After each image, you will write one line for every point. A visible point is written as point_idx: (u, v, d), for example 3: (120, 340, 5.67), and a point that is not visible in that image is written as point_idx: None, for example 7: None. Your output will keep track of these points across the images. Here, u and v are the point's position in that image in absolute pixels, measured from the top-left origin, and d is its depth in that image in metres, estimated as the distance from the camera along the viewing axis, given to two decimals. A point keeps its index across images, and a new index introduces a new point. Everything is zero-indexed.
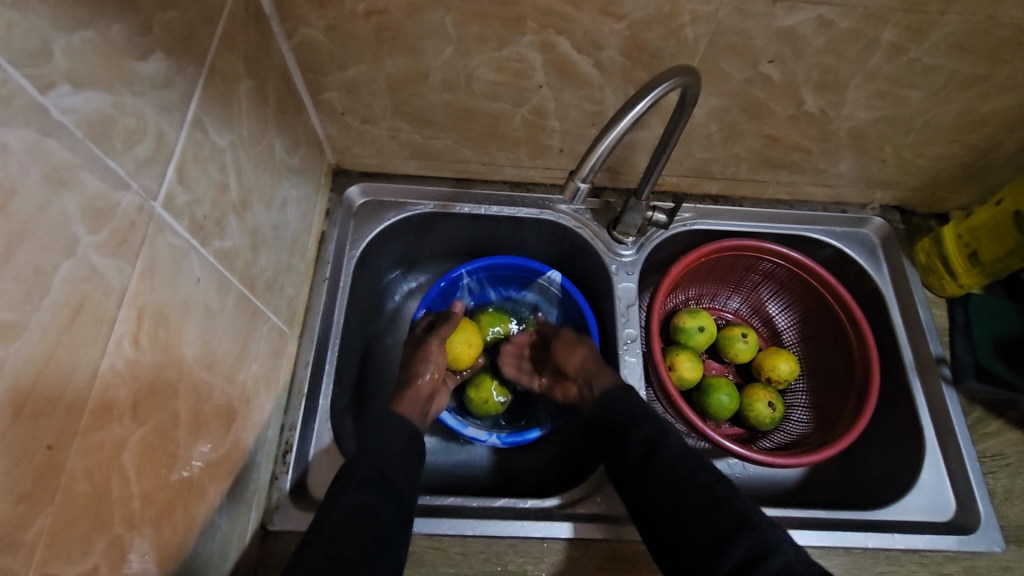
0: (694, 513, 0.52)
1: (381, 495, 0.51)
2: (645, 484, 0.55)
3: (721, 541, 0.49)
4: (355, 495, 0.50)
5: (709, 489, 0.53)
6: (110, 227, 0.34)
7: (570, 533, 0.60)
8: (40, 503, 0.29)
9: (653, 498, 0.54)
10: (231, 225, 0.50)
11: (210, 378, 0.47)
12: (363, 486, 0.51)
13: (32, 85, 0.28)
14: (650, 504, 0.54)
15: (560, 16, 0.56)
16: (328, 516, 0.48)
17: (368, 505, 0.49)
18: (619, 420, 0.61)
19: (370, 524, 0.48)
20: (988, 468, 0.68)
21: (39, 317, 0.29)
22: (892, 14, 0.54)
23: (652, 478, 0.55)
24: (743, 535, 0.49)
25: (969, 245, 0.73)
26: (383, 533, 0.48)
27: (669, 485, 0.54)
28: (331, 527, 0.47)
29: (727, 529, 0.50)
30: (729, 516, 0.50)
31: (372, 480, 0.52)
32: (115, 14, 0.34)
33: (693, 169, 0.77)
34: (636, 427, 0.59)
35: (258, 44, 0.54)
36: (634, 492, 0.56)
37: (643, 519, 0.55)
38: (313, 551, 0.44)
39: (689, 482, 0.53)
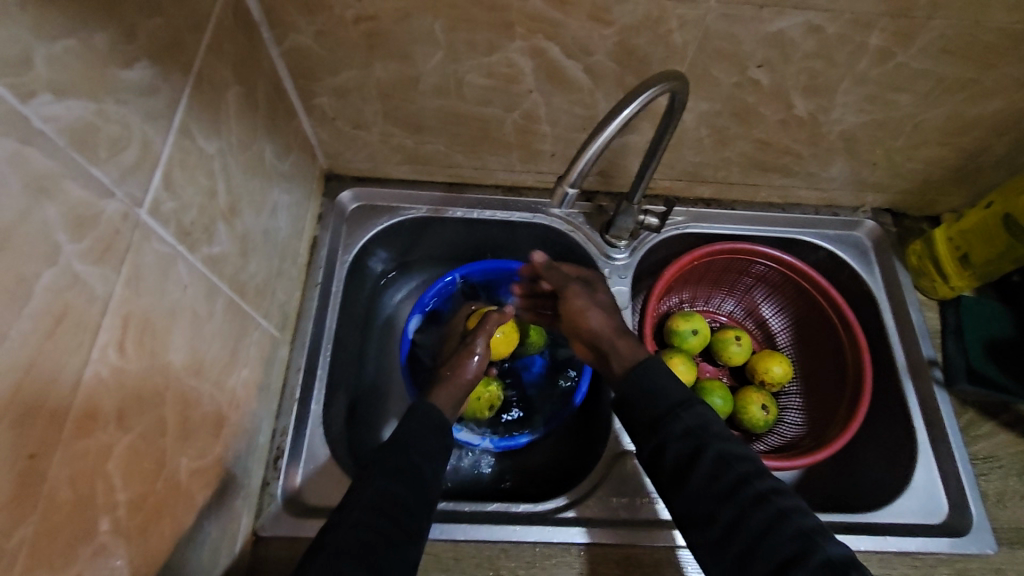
0: (752, 528, 0.48)
1: (407, 483, 0.51)
2: (692, 495, 0.52)
3: (780, 559, 0.46)
4: (384, 481, 0.50)
5: (766, 503, 0.49)
6: (94, 235, 0.34)
7: (586, 538, 0.60)
8: (22, 512, 0.29)
9: (705, 510, 0.51)
10: (220, 231, 0.50)
11: (199, 384, 0.47)
12: (392, 474, 0.51)
13: (13, 94, 0.28)
14: (701, 516, 0.51)
15: (549, 22, 0.56)
16: (356, 501, 0.48)
17: (395, 495, 0.50)
18: (656, 412, 0.56)
19: (394, 513, 0.49)
20: (980, 470, 0.68)
21: (21, 325, 0.29)
22: (878, 19, 0.54)
23: (701, 488, 0.51)
24: (809, 552, 0.46)
25: (959, 248, 0.73)
26: (407, 523, 0.49)
27: (721, 496, 0.50)
28: (357, 514, 0.47)
29: (789, 546, 0.47)
30: (789, 535, 0.47)
31: (402, 469, 0.52)
32: (98, 23, 0.34)
33: (685, 173, 0.77)
34: (676, 421, 0.54)
35: (248, 51, 0.54)
36: (681, 502, 0.52)
37: (693, 530, 0.52)
38: (336, 533, 0.46)
39: (741, 495, 0.50)
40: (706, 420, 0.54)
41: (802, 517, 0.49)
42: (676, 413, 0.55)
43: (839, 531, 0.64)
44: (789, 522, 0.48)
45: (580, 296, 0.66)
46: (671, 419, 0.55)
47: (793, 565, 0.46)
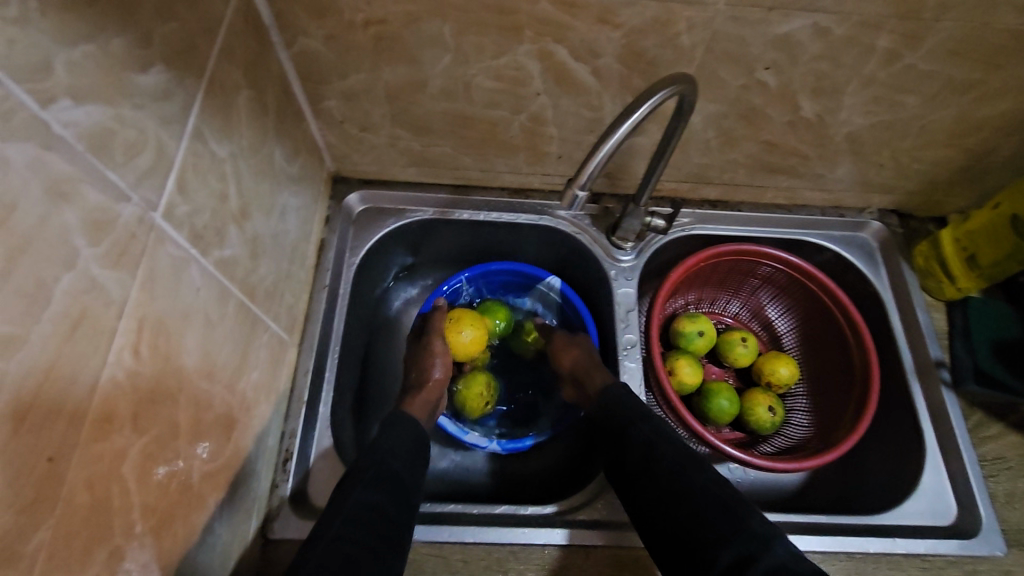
0: (687, 516, 0.51)
1: (387, 495, 0.51)
2: (641, 490, 0.55)
3: (711, 545, 0.49)
4: (365, 493, 0.50)
5: (703, 494, 0.52)
6: (111, 239, 0.34)
7: (564, 540, 0.60)
8: (40, 516, 0.30)
9: (649, 504, 0.54)
10: (231, 235, 0.50)
11: (210, 387, 0.47)
12: (372, 484, 0.51)
13: (33, 99, 0.29)
14: (647, 510, 0.54)
15: (558, 25, 0.56)
16: (334, 516, 0.48)
17: (375, 506, 0.49)
18: (619, 420, 0.60)
19: (377, 524, 0.48)
20: (989, 471, 0.68)
21: (40, 329, 0.29)
22: (887, 21, 0.54)
23: (648, 483, 0.55)
24: (734, 539, 0.48)
25: (966, 248, 0.73)
26: (390, 534, 0.49)
27: (664, 490, 0.54)
28: (338, 528, 0.46)
29: (719, 533, 0.49)
30: (719, 521, 0.50)
31: (382, 479, 0.52)
32: (115, 28, 0.34)
33: (691, 175, 0.77)
34: (636, 426, 0.59)
35: (258, 55, 0.54)
36: (633, 499, 0.56)
37: (642, 526, 0.55)
38: (321, 548, 0.45)
39: (681, 487, 0.53)
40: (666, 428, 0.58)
41: (737, 506, 0.51)
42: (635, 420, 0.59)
43: (794, 532, 0.63)
44: (721, 510, 0.50)
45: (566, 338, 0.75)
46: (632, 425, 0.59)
47: (720, 551, 0.48)
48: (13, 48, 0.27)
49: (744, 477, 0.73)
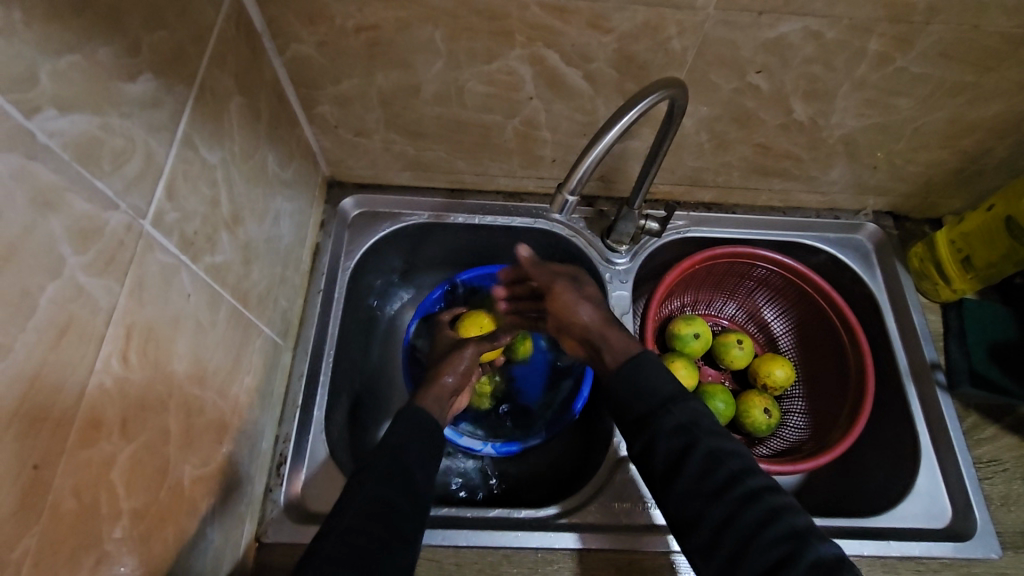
0: (740, 527, 0.48)
1: (399, 488, 0.51)
2: (682, 493, 0.52)
3: (771, 559, 0.47)
4: (375, 488, 0.50)
5: (755, 502, 0.49)
6: (98, 247, 0.34)
7: (577, 543, 0.60)
8: (27, 522, 0.30)
9: (694, 509, 0.51)
10: (222, 241, 0.50)
11: (202, 393, 0.47)
12: (383, 478, 0.51)
13: (18, 110, 0.29)
14: (691, 516, 0.51)
15: (549, 31, 0.56)
16: (347, 506, 0.49)
17: (385, 499, 0.50)
18: (651, 409, 0.56)
19: (387, 517, 0.49)
20: (984, 473, 0.68)
21: (26, 338, 0.29)
22: (877, 24, 0.54)
23: (692, 487, 0.51)
24: (802, 553, 0.46)
25: (961, 250, 0.73)
26: (400, 527, 0.49)
27: (711, 495, 0.50)
28: (349, 520, 0.48)
29: (781, 548, 0.47)
30: (780, 534, 0.48)
31: (393, 474, 0.52)
32: (103, 38, 0.34)
33: (685, 177, 0.77)
34: (671, 416, 0.54)
35: (251, 62, 0.55)
36: (671, 501, 0.53)
37: (682, 528, 0.52)
38: (331, 540, 0.46)
39: (731, 493, 0.50)
40: (698, 417, 0.54)
41: (792, 516, 0.49)
42: (668, 412, 0.55)
43: (836, 535, 0.63)
44: (779, 521, 0.48)
45: (568, 292, 0.68)
46: (663, 415, 0.55)
47: (785, 568, 0.46)
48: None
49: None
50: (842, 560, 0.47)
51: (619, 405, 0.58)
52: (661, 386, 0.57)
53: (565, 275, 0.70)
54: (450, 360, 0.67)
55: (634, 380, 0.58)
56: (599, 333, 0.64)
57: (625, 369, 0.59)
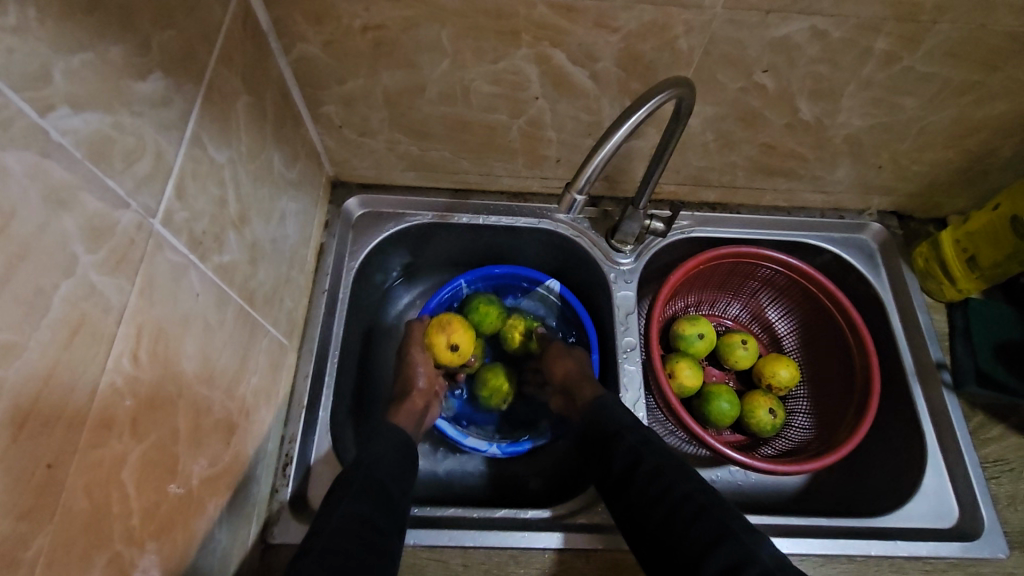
0: (673, 525, 0.51)
1: (375, 504, 0.51)
2: (631, 501, 0.55)
3: (701, 551, 0.48)
4: (351, 503, 0.50)
5: (689, 502, 0.51)
6: (110, 245, 0.34)
7: (560, 543, 0.60)
8: (40, 522, 0.30)
9: (640, 513, 0.54)
10: (230, 240, 0.50)
11: (210, 393, 0.47)
12: (360, 495, 0.51)
13: (32, 107, 0.29)
14: (637, 521, 0.54)
15: (556, 30, 0.56)
16: (325, 525, 0.48)
17: (364, 516, 0.49)
18: (610, 429, 0.60)
19: (365, 533, 0.48)
20: (991, 473, 0.68)
21: (39, 336, 0.29)
22: (884, 24, 0.55)
23: (637, 494, 0.54)
24: (726, 546, 0.47)
25: (966, 249, 0.73)
26: (378, 543, 0.48)
27: (652, 500, 0.53)
28: (327, 537, 0.46)
29: (708, 542, 0.48)
30: (709, 530, 0.49)
31: (368, 491, 0.52)
32: (114, 36, 0.34)
33: (690, 177, 0.77)
34: (622, 437, 0.59)
35: (257, 61, 0.54)
36: (622, 508, 0.56)
37: (633, 535, 0.54)
38: (309, 559, 0.44)
39: (668, 497, 0.52)
40: (650, 437, 0.58)
41: (725, 515, 0.50)
42: (623, 433, 0.59)
43: (779, 535, 0.63)
44: (711, 519, 0.50)
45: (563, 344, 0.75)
46: (621, 434, 0.59)
47: (710, 560, 0.47)
48: (11, 56, 0.28)
49: (744, 480, 0.73)
50: (776, 557, 0.47)
51: (586, 431, 0.63)
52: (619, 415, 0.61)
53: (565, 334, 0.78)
54: (410, 367, 0.72)
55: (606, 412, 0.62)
56: (574, 381, 0.69)
57: (589, 413, 0.64)
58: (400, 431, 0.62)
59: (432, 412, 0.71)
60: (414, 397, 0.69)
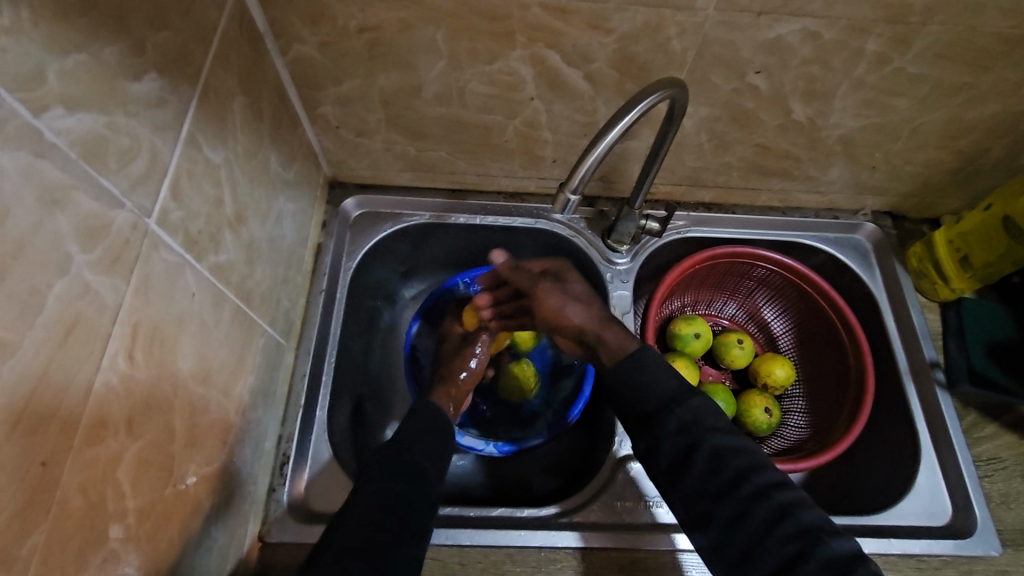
0: (749, 524, 0.50)
1: (410, 484, 0.52)
2: (690, 492, 0.53)
3: (785, 555, 0.48)
4: (384, 482, 0.51)
5: (764, 499, 0.50)
6: (104, 245, 0.35)
7: (579, 542, 0.60)
8: (35, 520, 0.30)
9: (704, 507, 0.52)
10: (226, 240, 0.51)
11: (206, 392, 0.48)
12: (396, 474, 0.52)
13: (26, 108, 0.29)
14: (702, 514, 0.52)
15: (550, 31, 0.56)
16: (359, 497, 0.49)
17: (395, 493, 0.50)
18: (655, 408, 0.57)
19: (396, 511, 0.49)
20: (984, 471, 0.68)
21: (34, 334, 0.29)
22: (875, 25, 0.55)
23: (700, 487, 0.53)
24: (814, 551, 0.47)
25: (959, 249, 0.73)
26: (409, 521, 0.50)
27: (719, 494, 0.52)
28: (361, 512, 0.48)
29: (793, 545, 0.48)
30: (793, 530, 0.49)
31: (403, 469, 0.53)
32: (108, 37, 0.35)
33: (685, 178, 0.78)
34: (671, 416, 0.56)
35: (253, 62, 0.55)
36: (680, 498, 0.54)
37: (695, 526, 0.53)
38: (346, 528, 0.47)
39: (740, 492, 0.51)
40: (701, 415, 0.56)
41: (802, 511, 0.50)
42: (672, 410, 0.56)
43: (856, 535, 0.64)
44: (791, 519, 0.49)
45: (554, 293, 0.71)
46: (667, 415, 0.56)
47: (798, 563, 0.47)
48: (5, 58, 0.28)
49: None
50: (855, 552, 0.48)
51: (621, 405, 0.60)
52: (660, 383, 0.58)
53: (550, 275, 0.73)
54: None
55: (633, 380, 0.59)
56: (594, 331, 0.66)
57: (622, 370, 0.60)
58: (436, 412, 0.60)
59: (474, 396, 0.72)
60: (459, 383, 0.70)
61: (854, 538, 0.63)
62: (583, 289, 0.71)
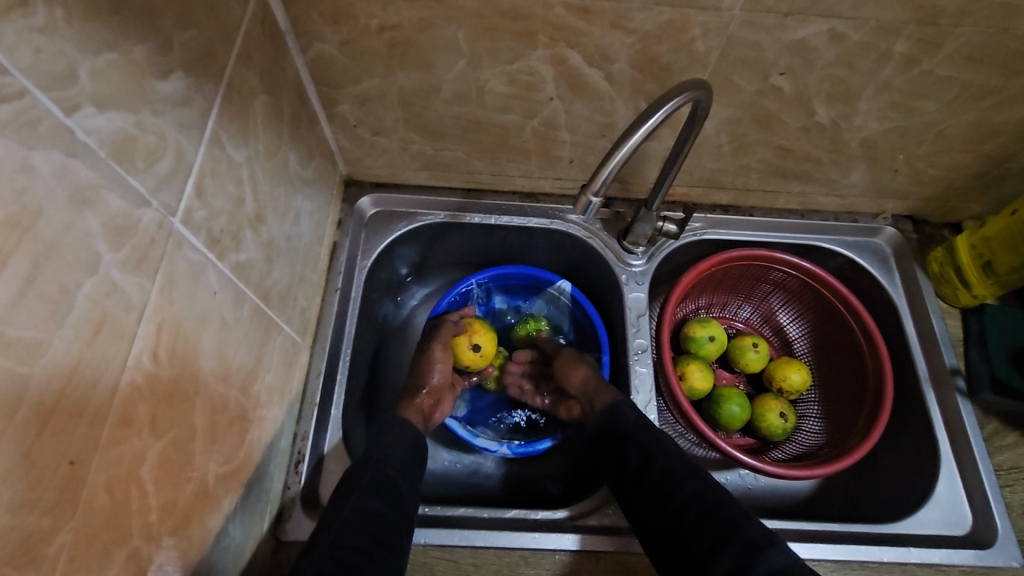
0: (685, 519, 0.52)
1: (385, 500, 0.52)
2: (642, 497, 0.55)
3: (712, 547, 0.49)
4: (361, 499, 0.51)
5: (701, 498, 0.52)
6: (131, 244, 0.35)
7: (577, 545, 0.60)
8: (62, 518, 0.30)
9: (651, 508, 0.54)
10: (246, 238, 0.51)
11: (225, 390, 0.48)
12: (367, 490, 0.52)
13: (59, 107, 0.29)
14: (648, 514, 0.54)
15: (573, 31, 0.56)
16: (334, 521, 0.48)
17: (371, 510, 0.50)
18: (622, 428, 0.61)
19: (375, 528, 0.49)
20: (1005, 480, 0.67)
21: (64, 334, 0.29)
22: (904, 27, 0.54)
23: (648, 488, 0.55)
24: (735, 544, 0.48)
25: (982, 255, 0.72)
26: (388, 538, 0.49)
27: (665, 499, 0.54)
28: (336, 533, 0.47)
29: (719, 543, 0.49)
30: (720, 525, 0.50)
31: (377, 486, 0.53)
32: (138, 36, 0.35)
33: (703, 179, 0.77)
34: (636, 434, 0.59)
35: (274, 60, 0.55)
36: (632, 503, 0.56)
37: (643, 528, 0.55)
38: (321, 552, 0.45)
39: (680, 495, 0.53)
40: (663, 436, 0.59)
41: (734, 511, 0.51)
42: (635, 430, 0.59)
43: (794, 540, 0.63)
44: (718, 514, 0.51)
45: (574, 356, 0.73)
46: (633, 430, 0.60)
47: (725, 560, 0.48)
48: (39, 56, 0.28)
49: (753, 483, 0.74)
50: (783, 551, 0.48)
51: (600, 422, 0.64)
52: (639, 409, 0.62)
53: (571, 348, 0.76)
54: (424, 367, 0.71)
55: None
56: (591, 388, 0.68)
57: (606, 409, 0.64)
58: (409, 426, 0.62)
59: (442, 406, 0.70)
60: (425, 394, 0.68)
61: (787, 542, 0.62)
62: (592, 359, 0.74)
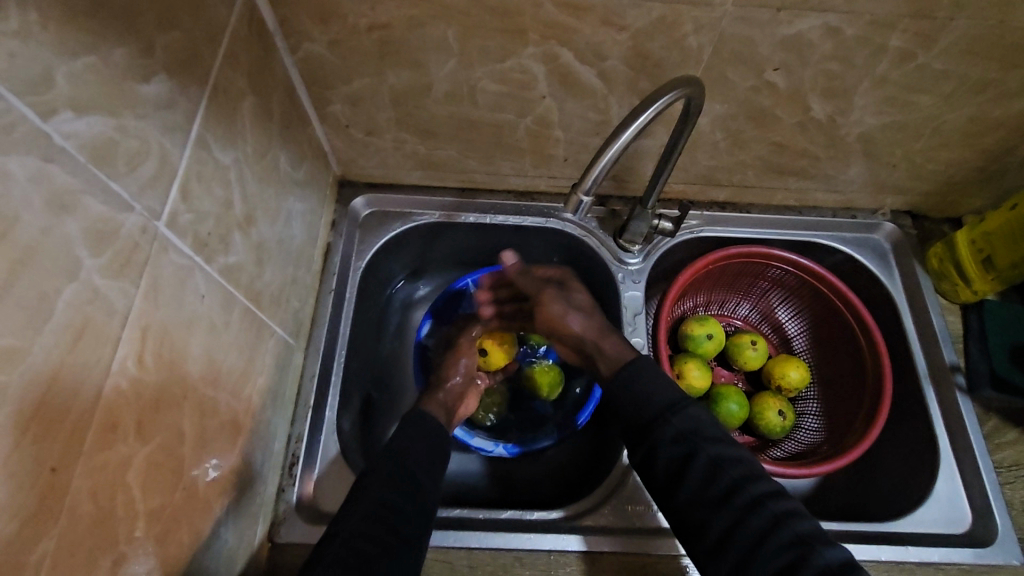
0: (741, 530, 0.50)
1: (404, 494, 0.52)
2: (688, 499, 0.53)
3: (781, 564, 0.48)
4: (382, 491, 0.51)
5: (759, 509, 0.51)
6: (113, 249, 0.34)
7: (582, 546, 0.59)
8: (44, 526, 0.30)
9: (701, 517, 0.52)
10: (236, 241, 0.50)
11: (216, 394, 0.47)
12: (389, 482, 0.52)
13: (35, 112, 0.29)
14: (698, 523, 0.52)
15: (564, 29, 0.56)
16: (354, 510, 0.49)
17: (391, 503, 0.50)
18: (648, 416, 0.57)
19: (394, 522, 0.49)
20: (1005, 478, 0.67)
21: (43, 341, 0.29)
22: (899, 20, 0.53)
23: (696, 495, 0.53)
24: (808, 557, 0.48)
25: (982, 251, 0.72)
26: (405, 532, 0.49)
27: (717, 503, 0.52)
28: (355, 523, 0.48)
29: (789, 553, 0.48)
30: (787, 540, 0.49)
31: (399, 479, 0.52)
32: (118, 38, 0.34)
33: (699, 177, 0.76)
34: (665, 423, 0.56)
35: (262, 61, 0.54)
36: (675, 508, 0.54)
37: (691, 537, 0.53)
38: (337, 543, 0.46)
39: (735, 501, 0.51)
40: (697, 424, 0.56)
41: (795, 521, 0.50)
42: (668, 417, 0.56)
43: (849, 540, 0.62)
44: (783, 529, 0.50)
45: (556, 300, 0.71)
46: (664, 424, 0.56)
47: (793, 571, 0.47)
48: (13, 61, 0.27)
49: None
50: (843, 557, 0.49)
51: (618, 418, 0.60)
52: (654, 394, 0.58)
53: (554, 282, 0.74)
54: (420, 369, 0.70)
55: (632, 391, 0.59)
56: (594, 343, 0.66)
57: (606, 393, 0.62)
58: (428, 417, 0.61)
59: (466, 402, 0.71)
60: (448, 389, 0.69)
61: (843, 543, 0.62)
62: (586, 300, 0.71)
